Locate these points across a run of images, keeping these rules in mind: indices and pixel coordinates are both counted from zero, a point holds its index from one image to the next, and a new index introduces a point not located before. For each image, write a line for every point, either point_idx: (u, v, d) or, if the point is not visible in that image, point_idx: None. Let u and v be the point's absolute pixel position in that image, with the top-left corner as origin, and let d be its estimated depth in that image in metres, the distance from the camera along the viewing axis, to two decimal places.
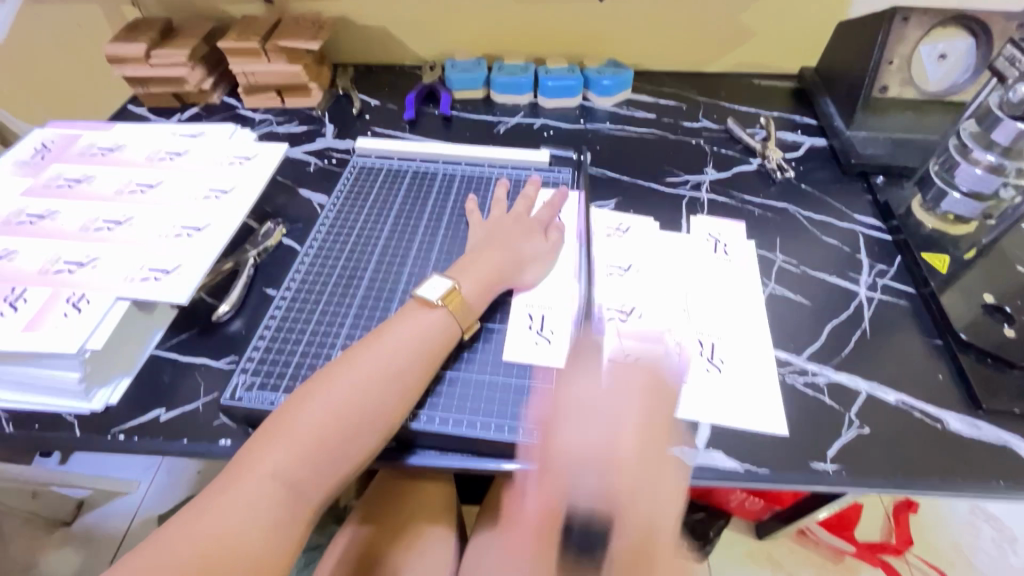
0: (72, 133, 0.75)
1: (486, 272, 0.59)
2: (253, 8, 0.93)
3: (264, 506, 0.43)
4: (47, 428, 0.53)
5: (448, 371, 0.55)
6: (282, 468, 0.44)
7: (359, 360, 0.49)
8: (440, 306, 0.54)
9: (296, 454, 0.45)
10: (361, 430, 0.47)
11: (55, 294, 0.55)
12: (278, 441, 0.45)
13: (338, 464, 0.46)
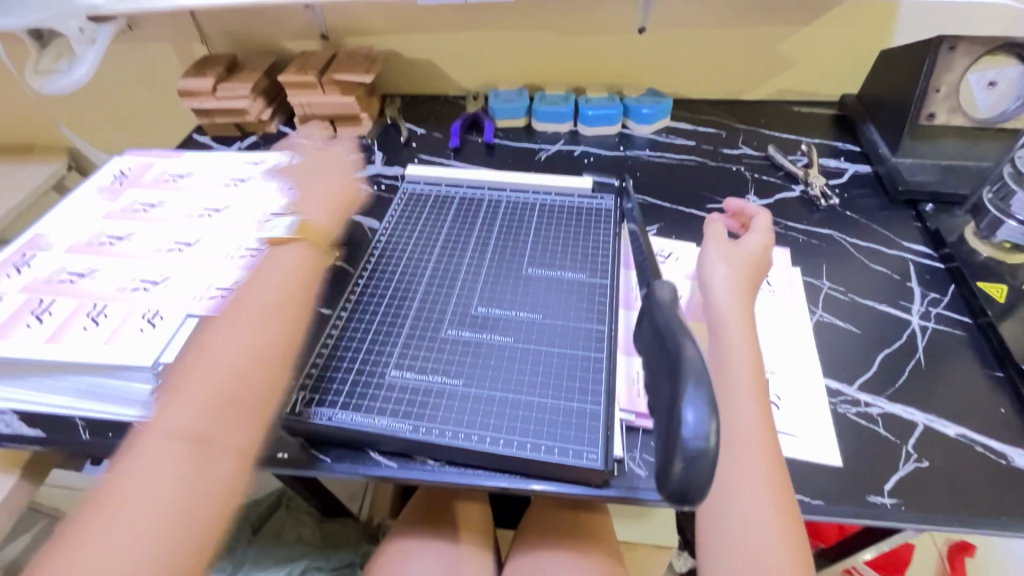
0: (146, 161, 0.80)
1: None
2: (310, 44, 1.00)
3: (161, 465, 0.45)
4: (122, 437, 0.56)
5: (493, 392, 0.55)
6: (165, 427, 0.47)
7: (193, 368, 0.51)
8: None
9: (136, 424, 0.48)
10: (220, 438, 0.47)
11: (132, 310, 0.59)
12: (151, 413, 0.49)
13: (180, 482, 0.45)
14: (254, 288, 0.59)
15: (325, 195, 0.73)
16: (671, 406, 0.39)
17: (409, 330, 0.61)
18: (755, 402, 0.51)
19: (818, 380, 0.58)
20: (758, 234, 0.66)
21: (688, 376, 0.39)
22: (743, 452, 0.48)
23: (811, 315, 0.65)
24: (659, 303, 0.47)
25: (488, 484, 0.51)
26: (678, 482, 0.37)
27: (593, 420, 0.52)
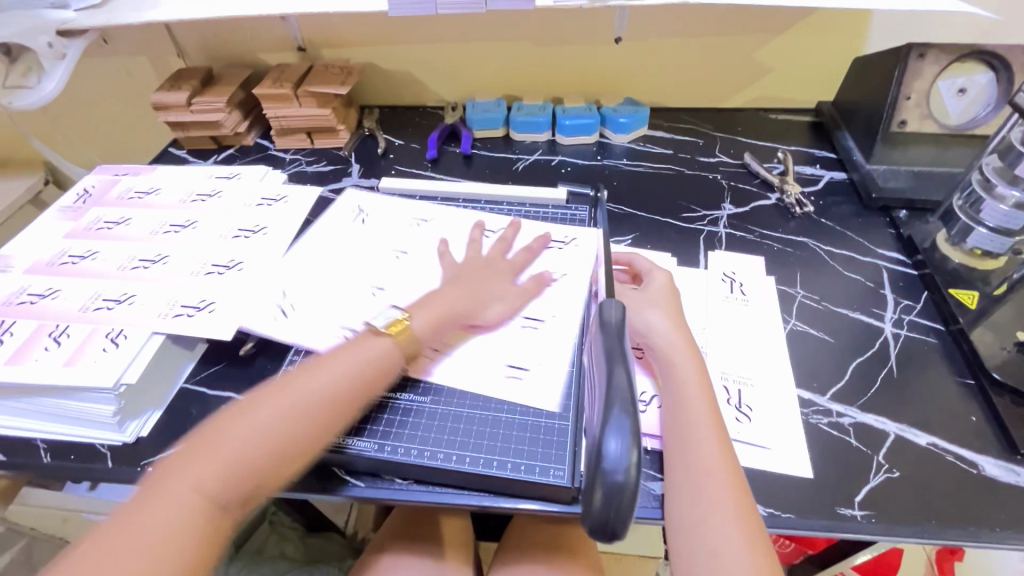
0: (112, 178, 0.80)
1: (443, 310, 0.58)
2: (286, 57, 0.99)
3: (183, 525, 0.41)
4: (85, 461, 0.55)
5: (462, 408, 0.54)
6: (204, 481, 0.43)
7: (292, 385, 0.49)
8: (383, 335, 0.54)
9: (222, 467, 0.43)
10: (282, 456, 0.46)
11: (95, 330, 0.58)
12: (203, 455, 0.44)
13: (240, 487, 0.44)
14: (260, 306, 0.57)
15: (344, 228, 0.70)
16: (600, 431, 0.40)
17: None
18: (709, 423, 0.51)
19: (789, 390, 0.58)
20: (661, 271, 0.66)
21: (614, 403, 0.40)
22: (703, 470, 0.48)
23: (785, 324, 0.65)
24: (603, 325, 0.48)
25: (455, 502, 0.50)
26: (600, 514, 0.38)
27: (562, 435, 0.52)
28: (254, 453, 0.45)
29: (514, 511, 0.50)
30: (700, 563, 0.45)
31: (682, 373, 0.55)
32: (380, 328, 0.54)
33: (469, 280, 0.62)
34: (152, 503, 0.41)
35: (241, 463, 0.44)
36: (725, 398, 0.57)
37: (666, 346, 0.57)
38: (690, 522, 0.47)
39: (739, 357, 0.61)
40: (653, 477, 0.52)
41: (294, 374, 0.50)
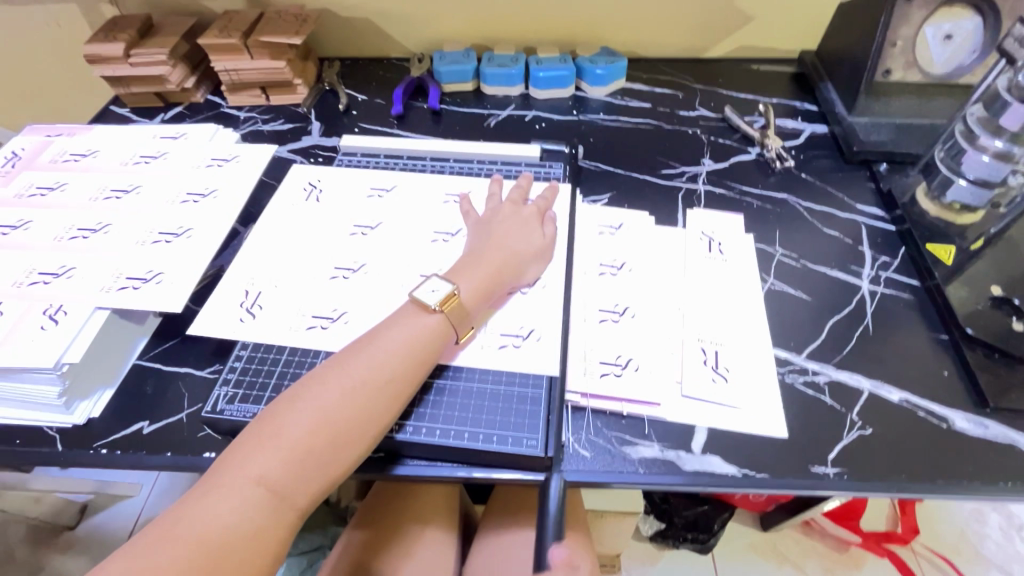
0: (43, 139, 0.73)
1: (487, 273, 0.56)
2: (233, 3, 0.91)
3: (253, 515, 0.41)
4: (31, 445, 0.51)
5: (434, 381, 0.53)
6: (269, 471, 0.42)
7: (353, 367, 0.47)
8: (438, 312, 0.52)
9: (285, 455, 0.43)
10: (352, 438, 0.45)
11: (31, 307, 0.54)
12: (266, 444, 0.43)
13: (328, 467, 0.44)
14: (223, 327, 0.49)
15: None
16: None
17: (343, 316, 0.57)
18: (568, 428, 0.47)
19: (767, 351, 0.57)
20: None
21: None
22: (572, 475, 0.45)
23: (763, 284, 0.63)
24: None
25: (428, 474, 0.50)
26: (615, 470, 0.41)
27: (535, 404, 0.52)
28: (314, 444, 0.43)
29: (487, 481, 0.50)
30: None
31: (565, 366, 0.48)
32: (434, 305, 0.52)
33: (506, 235, 0.60)
34: (224, 489, 0.41)
35: (305, 453, 0.43)
36: (702, 360, 0.56)
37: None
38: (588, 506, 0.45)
39: (719, 321, 0.59)
40: (630, 441, 0.52)
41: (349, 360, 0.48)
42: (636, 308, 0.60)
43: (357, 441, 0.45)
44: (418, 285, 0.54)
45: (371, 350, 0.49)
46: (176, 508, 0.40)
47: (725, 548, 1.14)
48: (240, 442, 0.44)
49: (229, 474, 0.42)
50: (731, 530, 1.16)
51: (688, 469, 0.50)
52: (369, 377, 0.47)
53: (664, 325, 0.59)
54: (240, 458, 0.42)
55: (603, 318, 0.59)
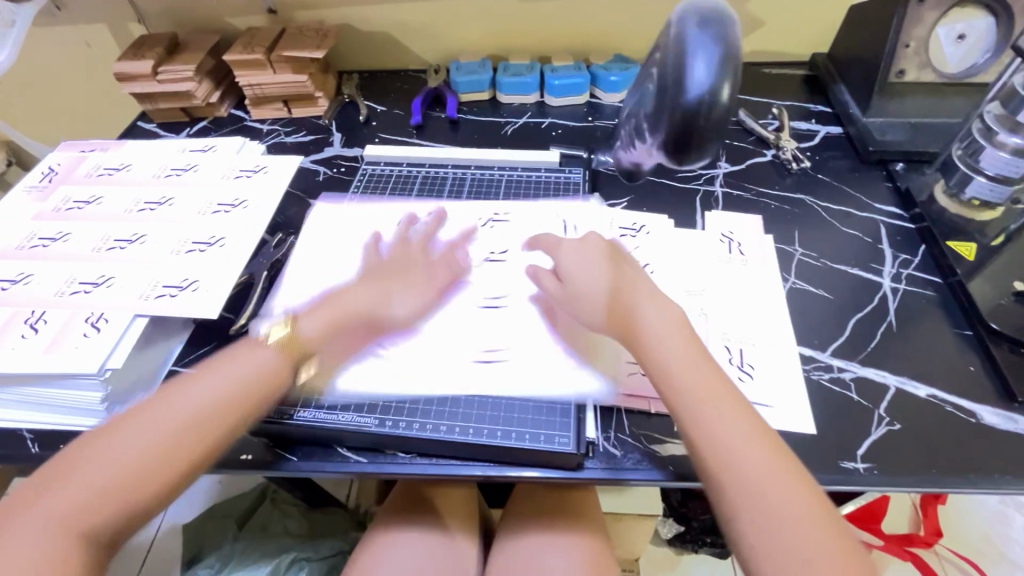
0: (78, 155, 0.75)
1: None
2: (256, 20, 0.93)
3: (56, 532, 0.39)
4: (75, 449, 0.53)
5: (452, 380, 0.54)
6: (73, 501, 0.40)
7: (172, 411, 0.45)
8: None
9: (115, 470, 0.41)
10: (160, 464, 0.43)
11: (74, 315, 0.56)
12: (101, 452, 0.42)
13: (127, 495, 0.42)
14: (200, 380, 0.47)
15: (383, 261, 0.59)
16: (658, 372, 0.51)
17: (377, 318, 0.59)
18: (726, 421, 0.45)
19: (791, 348, 0.58)
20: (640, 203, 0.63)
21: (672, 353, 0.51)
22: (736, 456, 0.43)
23: (784, 283, 0.64)
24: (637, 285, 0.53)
25: (460, 473, 0.51)
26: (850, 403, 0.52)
27: (566, 403, 0.52)
28: (150, 457, 0.43)
29: (519, 479, 0.51)
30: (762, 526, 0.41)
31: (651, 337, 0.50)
32: None
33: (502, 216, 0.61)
34: (118, 438, 0.43)
35: (190, 414, 0.45)
36: (727, 358, 0.57)
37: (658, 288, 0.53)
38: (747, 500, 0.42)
39: (743, 319, 0.60)
40: (659, 439, 0.52)
41: (345, 315, 0.54)
42: None
43: (157, 471, 0.42)
44: None
45: (155, 413, 0.45)
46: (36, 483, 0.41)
47: None
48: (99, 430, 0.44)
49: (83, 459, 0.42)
50: None
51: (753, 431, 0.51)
52: (171, 424, 0.44)
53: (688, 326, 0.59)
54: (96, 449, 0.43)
55: None
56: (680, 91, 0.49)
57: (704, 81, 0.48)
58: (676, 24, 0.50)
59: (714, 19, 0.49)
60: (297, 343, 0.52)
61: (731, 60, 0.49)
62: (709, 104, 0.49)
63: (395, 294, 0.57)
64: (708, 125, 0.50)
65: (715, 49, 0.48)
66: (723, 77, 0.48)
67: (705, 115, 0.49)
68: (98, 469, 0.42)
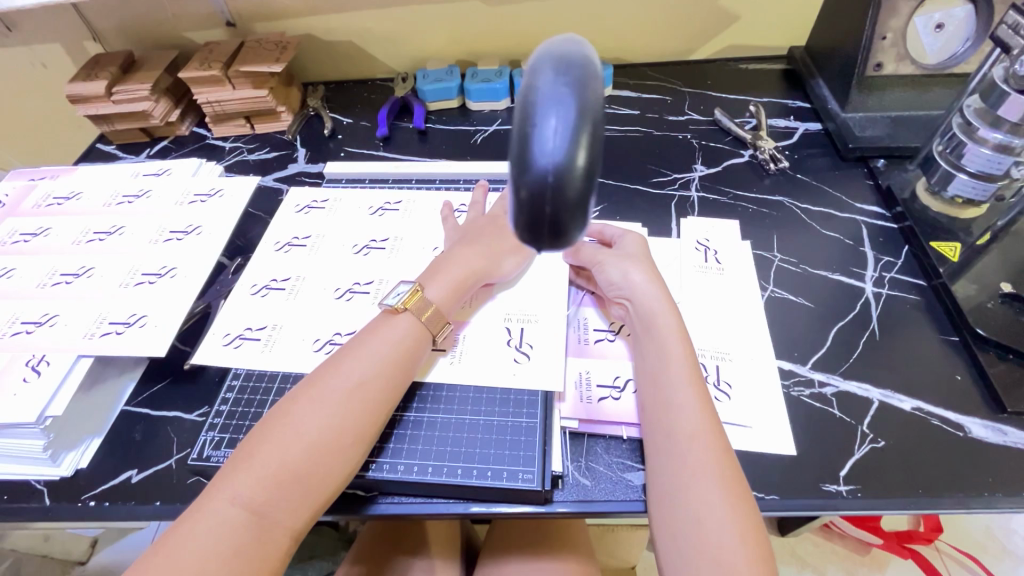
0: (27, 183, 0.72)
1: (458, 273, 0.55)
2: (214, 34, 0.90)
3: (231, 538, 0.39)
4: (19, 501, 0.50)
5: (411, 413, 0.51)
6: (250, 494, 0.40)
7: (314, 392, 0.45)
8: (405, 312, 0.51)
9: (273, 469, 0.41)
10: (340, 445, 0.44)
11: (14, 358, 0.53)
12: (264, 452, 0.42)
13: (319, 482, 0.43)
14: (349, 358, 0.48)
15: (456, 258, 0.56)
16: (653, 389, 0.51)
17: (342, 341, 0.56)
18: (709, 444, 0.45)
19: (770, 362, 0.55)
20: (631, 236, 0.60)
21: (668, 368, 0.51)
22: (688, 480, 0.43)
23: (762, 292, 0.61)
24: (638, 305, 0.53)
25: (423, 511, 0.48)
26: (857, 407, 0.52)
27: (530, 434, 0.50)
28: (303, 452, 0.42)
29: (486, 515, 0.49)
30: (688, 544, 0.41)
31: (666, 334, 0.51)
32: (397, 306, 0.51)
33: (478, 236, 0.59)
34: (299, 417, 0.44)
35: (357, 390, 0.46)
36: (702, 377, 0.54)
37: (649, 309, 0.53)
38: (670, 517, 0.43)
39: (718, 333, 0.57)
40: (631, 467, 0.50)
41: (462, 279, 0.55)
42: None
43: (340, 454, 0.44)
44: (386, 293, 0.53)
45: (332, 382, 0.46)
46: (172, 530, 0.40)
47: None
48: (248, 436, 0.44)
49: (219, 473, 0.42)
50: None
51: None
52: (348, 388, 0.46)
53: None
54: (234, 456, 0.43)
55: (596, 340, 0.57)
56: (521, 163, 0.28)
57: (553, 151, 0.27)
58: (522, 78, 0.30)
59: (573, 63, 0.29)
60: (430, 308, 0.52)
61: (591, 119, 0.28)
62: (559, 186, 0.27)
63: (501, 255, 0.58)
64: (566, 210, 0.27)
65: (569, 104, 0.28)
66: (578, 144, 0.27)
67: (554, 198, 0.27)
68: (272, 453, 0.42)
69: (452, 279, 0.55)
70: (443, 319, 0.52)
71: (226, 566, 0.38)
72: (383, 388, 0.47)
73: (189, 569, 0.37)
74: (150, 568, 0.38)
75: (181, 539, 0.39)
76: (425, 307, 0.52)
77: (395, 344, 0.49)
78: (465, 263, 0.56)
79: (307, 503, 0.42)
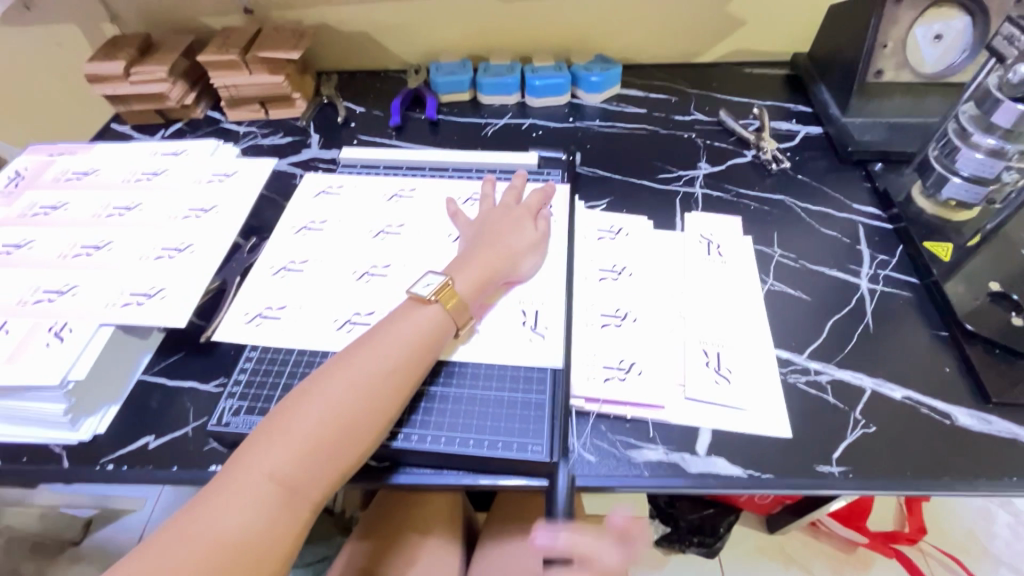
0: (46, 159, 0.73)
1: (481, 270, 0.57)
2: (231, 20, 0.92)
3: (264, 510, 0.41)
4: (38, 463, 0.51)
5: (437, 388, 0.53)
6: (283, 467, 0.42)
7: (345, 373, 0.47)
8: (434, 301, 0.53)
9: (304, 445, 0.43)
10: (369, 425, 0.46)
11: (36, 324, 0.54)
12: (296, 427, 0.44)
13: (347, 459, 0.45)
14: (378, 344, 0.49)
15: (480, 254, 0.58)
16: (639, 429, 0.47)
17: (360, 321, 0.58)
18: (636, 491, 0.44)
19: (769, 351, 0.58)
20: None
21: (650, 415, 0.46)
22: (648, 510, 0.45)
23: (762, 285, 0.64)
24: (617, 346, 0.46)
25: (434, 481, 0.50)
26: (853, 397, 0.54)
27: (539, 409, 0.52)
28: (332, 433, 0.44)
29: (494, 488, 0.51)
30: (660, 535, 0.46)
31: None
32: (428, 296, 0.53)
33: (498, 232, 0.61)
34: (332, 396, 0.45)
35: (387, 374, 0.48)
36: (704, 363, 0.56)
37: None
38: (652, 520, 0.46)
39: (720, 323, 0.60)
40: (633, 445, 0.52)
41: (486, 274, 0.57)
42: (636, 313, 0.60)
43: (368, 433, 0.46)
44: (417, 281, 0.55)
45: (361, 366, 0.47)
46: (206, 496, 0.41)
47: (733, 554, 1.13)
48: (278, 409, 0.46)
49: (252, 445, 0.43)
50: (738, 534, 1.15)
51: (694, 470, 0.50)
52: (379, 372, 0.48)
53: (664, 330, 0.59)
54: (265, 428, 0.44)
55: (604, 325, 0.59)
56: None
57: None
58: None
59: None
60: (455, 298, 0.54)
61: None
62: None
63: (520, 253, 0.60)
64: None
65: None
66: None
67: None
68: (304, 430, 0.44)
69: (476, 273, 0.57)
70: (468, 312, 0.55)
71: (260, 533, 0.40)
72: (410, 373, 0.49)
73: (227, 538, 0.39)
74: (187, 531, 0.39)
75: (214, 506, 0.40)
76: (452, 298, 0.54)
77: (422, 332, 0.51)
78: (487, 258, 0.58)
79: (334, 478, 0.44)
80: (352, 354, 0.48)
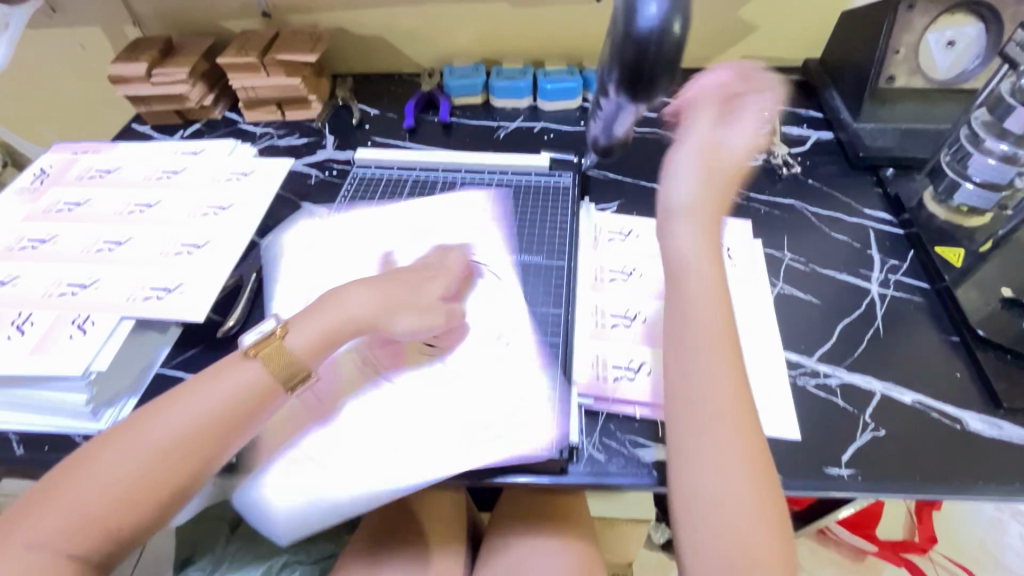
0: (70, 157, 0.75)
1: (329, 322, 0.53)
2: (249, 23, 0.94)
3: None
4: (59, 452, 0.53)
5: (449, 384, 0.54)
6: (47, 541, 0.42)
7: (135, 439, 0.45)
8: (250, 359, 0.50)
9: (80, 517, 0.43)
10: (143, 493, 0.44)
11: (60, 317, 0.56)
12: (67, 498, 0.43)
13: (113, 527, 0.43)
14: (183, 408, 0.47)
15: (360, 300, 0.55)
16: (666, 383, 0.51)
17: None
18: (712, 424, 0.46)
19: (778, 353, 0.58)
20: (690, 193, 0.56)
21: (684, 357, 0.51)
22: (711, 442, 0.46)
23: (772, 288, 0.64)
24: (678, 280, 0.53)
25: (445, 476, 0.51)
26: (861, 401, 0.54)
27: (550, 407, 0.53)
28: (111, 501, 0.43)
29: (503, 484, 0.51)
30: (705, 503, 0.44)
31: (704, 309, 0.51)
32: (246, 352, 0.51)
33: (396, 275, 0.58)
34: (107, 463, 0.44)
35: (162, 442, 0.45)
36: None
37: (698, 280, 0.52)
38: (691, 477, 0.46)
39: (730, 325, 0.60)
40: (642, 444, 0.52)
41: (342, 325, 0.53)
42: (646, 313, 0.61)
43: (140, 500, 0.44)
44: (256, 329, 0.53)
45: (153, 430, 0.46)
46: None
47: None
48: (62, 476, 0.45)
49: (37, 515, 0.43)
50: None
51: None
52: (148, 442, 0.45)
53: None
54: (49, 496, 0.44)
55: (614, 325, 0.60)
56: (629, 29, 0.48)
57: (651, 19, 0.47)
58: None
59: None
60: (275, 355, 0.51)
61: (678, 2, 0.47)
62: (654, 43, 0.48)
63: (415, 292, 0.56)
64: (658, 58, 0.48)
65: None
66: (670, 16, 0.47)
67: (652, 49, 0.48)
68: (72, 502, 0.43)
69: (325, 327, 0.53)
70: (300, 371, 0.51)
71: None
72: (195, 439, 0.46)
73: None
74: None
75: None
76: (277, 354, 0.51)
77: (225, 395, 0.48)
78: (343, 310, 0.54)
79: (100, 545, 0.43)
80: (181, 416, 0.47)
